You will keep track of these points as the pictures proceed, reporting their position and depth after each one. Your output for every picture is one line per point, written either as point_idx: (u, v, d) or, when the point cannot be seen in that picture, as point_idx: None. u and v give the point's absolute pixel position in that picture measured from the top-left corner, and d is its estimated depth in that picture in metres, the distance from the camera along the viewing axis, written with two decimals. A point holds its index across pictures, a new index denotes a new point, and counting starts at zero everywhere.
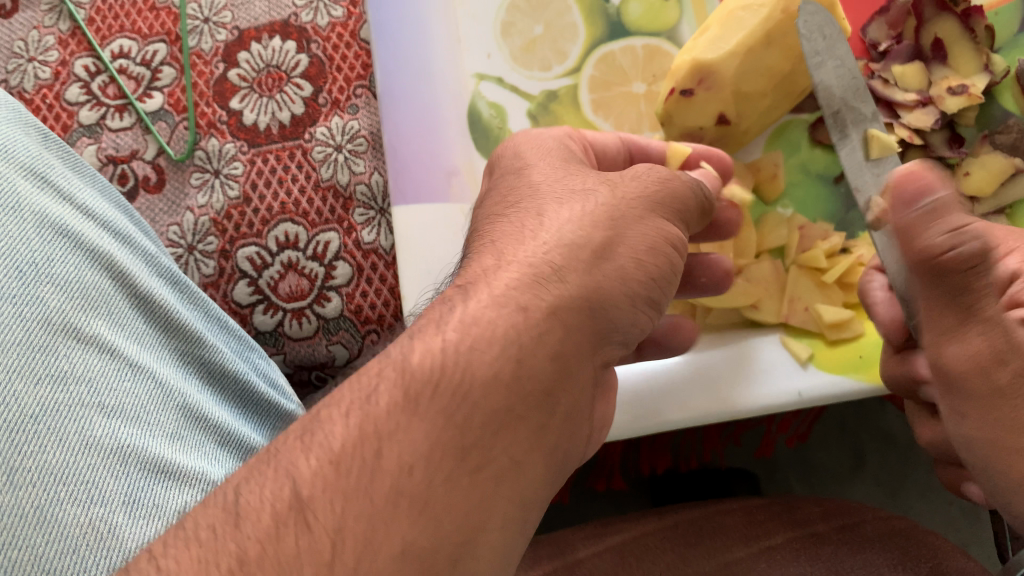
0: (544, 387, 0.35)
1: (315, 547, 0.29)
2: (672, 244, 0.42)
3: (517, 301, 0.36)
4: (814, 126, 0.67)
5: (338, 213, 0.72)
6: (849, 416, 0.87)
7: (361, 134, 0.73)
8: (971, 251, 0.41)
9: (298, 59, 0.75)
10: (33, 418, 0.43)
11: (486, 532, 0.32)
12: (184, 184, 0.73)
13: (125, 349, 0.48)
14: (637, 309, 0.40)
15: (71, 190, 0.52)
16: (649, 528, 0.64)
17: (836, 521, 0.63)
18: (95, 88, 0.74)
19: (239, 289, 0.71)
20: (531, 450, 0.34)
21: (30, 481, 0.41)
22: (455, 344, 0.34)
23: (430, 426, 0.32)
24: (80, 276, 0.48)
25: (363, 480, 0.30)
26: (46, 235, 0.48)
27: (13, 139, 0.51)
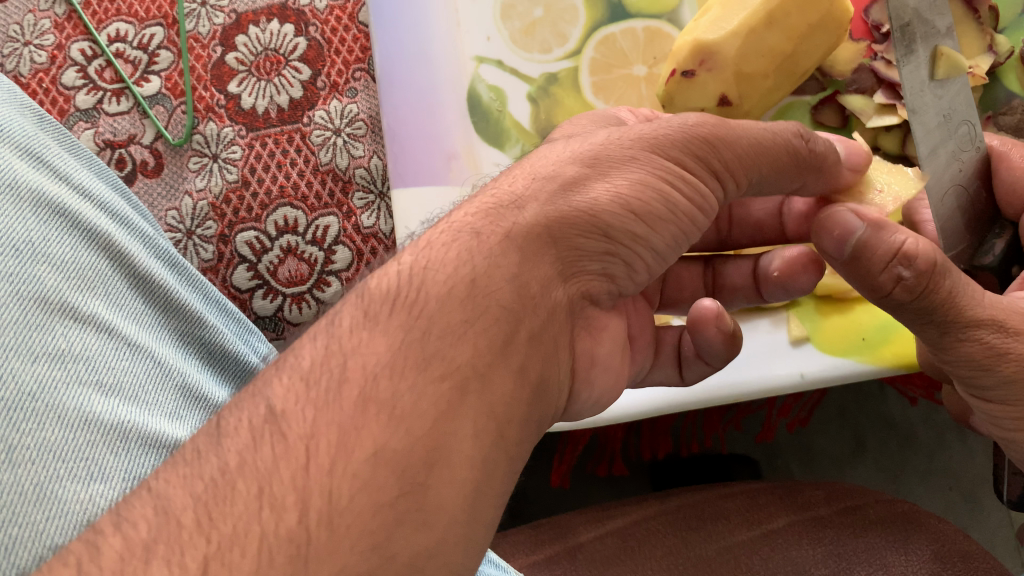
0: (508, 302, 0.34)
1: (290, 453, 0.27)
2: (675, 184, 0.38)
3: (472, 227, 0.35)
4: (816, 108, 0.67)
5: (337, 197, 0.71)
6: (849, 402, 0.86)
7: (361, 117, 0.72)
8: (912, 277, 0.41)
9: (296, 42, 0.74)
10: (30, 395, 0.42)
11: (464, 440, 0.30)
12: (182, 168, 0.72)
13: (123, 328, 0.48)
14: (622, 242, 0.38)
15: (68, 170, 0.51)
16: (650, 511, 0.64)
17: (838, 505, 0.62)
18: (91, 72, 0.73)
19: (238, 274, 0.71)
20: (510, 364, 0.33)
21: (29, 458, 0.41)
22: (408, 269, 0.34)
23: (404, 337, 0.31)
24: (76, 256, 0.48)
25: (340, 391, 0.29)
26: (43, 215, 0.48)
27: (9, 118, 0.50)
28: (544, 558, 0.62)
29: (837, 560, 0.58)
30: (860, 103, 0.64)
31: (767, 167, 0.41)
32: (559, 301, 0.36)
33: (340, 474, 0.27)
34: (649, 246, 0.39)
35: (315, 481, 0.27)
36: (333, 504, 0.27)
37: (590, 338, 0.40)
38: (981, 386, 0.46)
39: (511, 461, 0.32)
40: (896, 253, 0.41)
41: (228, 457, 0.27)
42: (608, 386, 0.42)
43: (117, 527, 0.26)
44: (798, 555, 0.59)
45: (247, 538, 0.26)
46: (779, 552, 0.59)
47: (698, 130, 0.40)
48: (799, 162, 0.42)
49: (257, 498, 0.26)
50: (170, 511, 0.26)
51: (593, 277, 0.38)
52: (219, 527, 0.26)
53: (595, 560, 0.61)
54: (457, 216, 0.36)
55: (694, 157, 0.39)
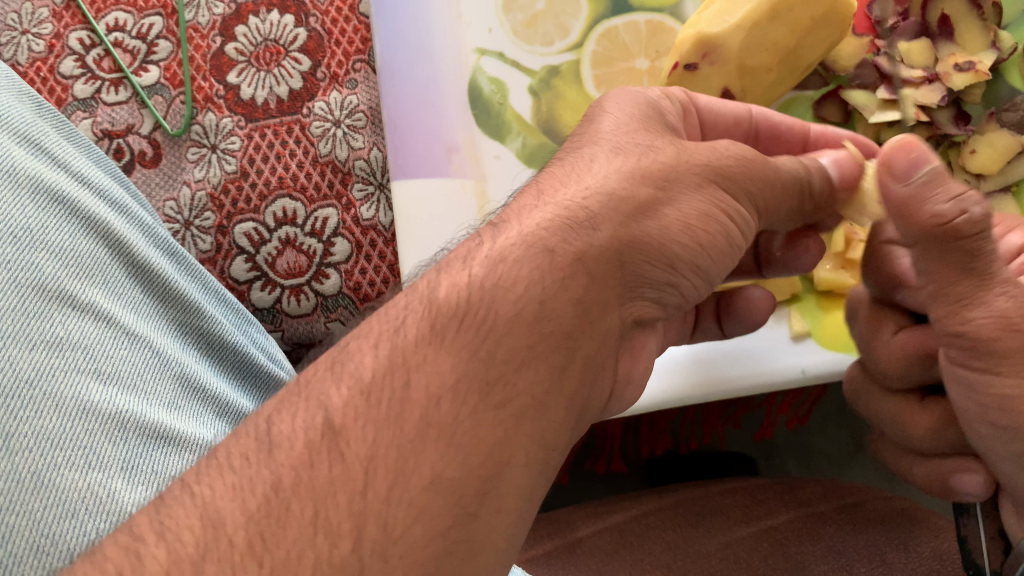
0: (568, 327, 0.33)
1: (348, 474, 0.27)
2: (731, 217, 0.40)
3: (544, 242, 0.35)
4: (819, 103, 0.67)
5: (337, 188, 0.71)
6: (847, 400, 0.85)
7: (360, 108, 0.72)
8: (981, 215, 0.38)
9: (297, 33, 0.73)
10: (28, 382, 0.42)
11: (517, 468, 0.30)
12: (180, 159, 0.72)
13: (121, 317, 0.47)
14: (683, 272, 0.39)
15: (65, 158, 0.51)
16: (649, 507, 0.64)
17: (837, 501, 0.62)
18: (89, 61, 0.72)
19: (236, 266, 0.70)
20: (564, 390, 0.33)
21: (27, 446, 0.40)
22: (479, 282, 0.33)
23: (468, 357, 0.31)
24: (74, 244, 0.47)
25: (402, 413, 0.29)
26: (41, 202, 0.47)
27: (6, 105, 0.50)
28: (543, 553, 0.62)
29: (837, 557, 0.58)
30: (863, 99, 0.65)
31: (785, 208, 0.44)
32: (613, 325, 0.36)
33: (395, 502, 0.27)
34: (704, 277, 0.40)
35: (371, 508, 0.27)
36: (387, 532, 0.27)
37: (630, 356, 0.41)
38: (996, 357, 0.41)
39: (547, 480, 0.32)
40: (968, 188, 0.38)
41: (282, 472, 0.27)
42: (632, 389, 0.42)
43: (160, 538, 0.26)
44: (798, 551, 0.58)
45: (299, 565, 0.25)
46: (780, 549, 0.59)
47: (754, 167, 0.41)
48: (803, 200, 0.45)
49: (311, 523, 0.26)
50: (221, 526, 0.26)
51: (647, 302, 0.39)
52: (271, 552, 0.25)
53: (597, 557, 0.61)
54: (527, 224, 0.36)
55: (744, 195, 0.40)
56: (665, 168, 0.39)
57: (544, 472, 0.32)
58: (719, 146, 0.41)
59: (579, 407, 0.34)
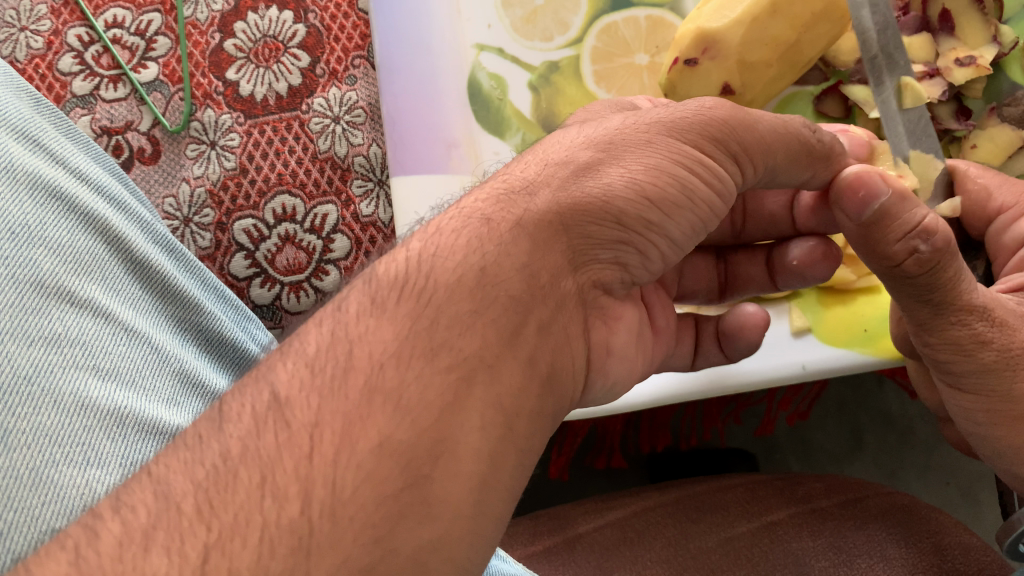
0: (517, 292, 0.34)
1: (293, 442, 0.27)
2: (692, 169, 0.38)
3: (482, 213, 0.35)
4: (819, 99, 0.66)
5: (336, 184, 0.70)
6: (847, 397, 0.86)
7: (360, 105, 0.71)
8: (929, 252, 0.41)
9: (295, 29, 0.72)
10: (27, 379, 0.42)
11: (471, 432, 0.30)
12: (179, 155, 0.72)
13: (120, 313, 0.47)
14: (636, 229, 0.37)
15: (64, 154, 0.51)
16: (650, 503, 0.64)
17: (838, 497, 0.62)
18: (88, 58, 0.72)
19: (235, 262, 0.70)
20: (518, 353, 0.33)
21: (26, 442, 0.40)
22: (417, 256, 0.33)
23: (411, 326, 0.31)
24: (72, 240, 0.47)
25: (345, 378, 0.29)
26: (39, 198, 0.47)
27: (5, 102, 0.50)
28: (544, 549, 0.62)
29: (838, 552, 0.58)
30: (864, 94, 0.63)
31: (783, 154, 0.41)
32: (569, 290, 0.36)
33: (344, 464, 0.27)
34: (665, 234, 0.38)
35: (318, 471, 0.27)
36: (337, 494, 0.26)
37: (607, 327, 0.40)
38: (954, 375, 0.47)
39: (519, 453, 0.32)
40: (918, 227, 0.40)
41: (230, 442, 0.27)
42: (620, 374, 0.41)
43: (115, 513, 0.26)
44: (797, 548, 0.59)
45: (248, 527, 0.25)
46: (780, 546, 0.59)
47: (714, 116, 0.39)
48: (810, 152, 0.43)
49: (259, 487, 0.26)
50: (170, 497, 0.26)
51: (605, 266, 0.38)
52: (219, 515, 0.25)
53: (595, 551, 0.61)
54: (465, 203, 0.36)
55: (712, 143, 0.39)
56: (607, 133, 0.38)
57: (511, 443, 0.32)
58: (676, 107, 0.40)
59: (542, 371, 0.34)
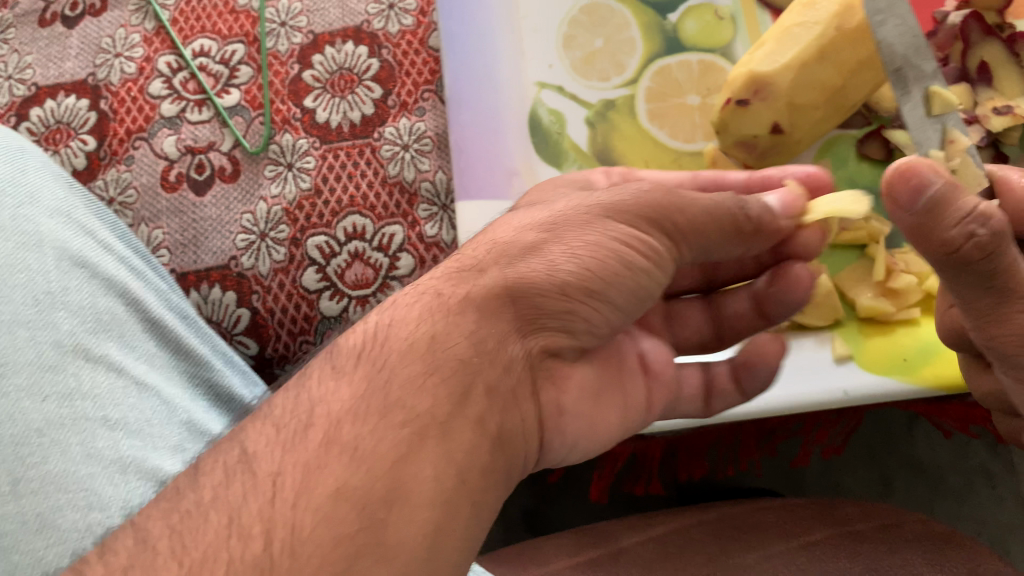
0: (464, 355, 0.40)
1: (257, 488, 0.34)
2: (630, 245, 0.42)
3: (435, 288, 0.42)
4: (862, 141, 0.70)
5: (403, 207, 0.74)
6: (876, 442, 0.90)
7: (428, 134, 0.76)
8: (988, 236, 0.40)
9: (369, 63, 0.77)
10: (38, 431, 0.53)
11: (425, 482, 0.36)
12: (258, 175, 0.76)
13: (131, 370, 0.59)
14: (579, 299, 0.41)
15: (93, 227, 0.64)
16: (692, 521, 0.66)
17: (874, 522, 0.64)
18: (176, 83, 0.78)
19: (307, 276, 0.73)
20: (468, 414, 0.39)
21: (34, 490, 0.52)
22: (377, 325, 0.41)
23: (365, 386, 0.38)
24: (93, 301, 0.59)
25: (305, 433, 0.36)
26: (66, 267, 0.59)
27: (43, 186, 0.63)
28: (587, 560, 0.64)
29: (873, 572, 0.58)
30: (905, 138, 0.67)
31: (716, 232, 0.44)
32: (515, 356, 0.41)
33: (302, 507, 0.34)
34: (604, 300, 0.42)
35: (279, 514, 0.33)
36: (296, 534, 0.33)
37: (554, 388, 0.44)
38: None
39: (474, 504, 0.38)
40: (974, 212, 0.40)
41: (202, 492, 0.35)
42: (588, 433, 0.46)
43: (102, 556, 0.34)
44: (834, 565, 0.59)
45: (217, 562, 0.32)
46: (816, 564, 0.60)
47: (651, 197, 0.43)
48: (739, 231, 0.45)
49: (227, 527, 0.33)
50: (148, 540, 0.34)
51: (554, 332, 0.42)
52: (190, 552, 0.33)
53: (637, 563, 0.62)
54: (424, 280, 0.44)
55: (647, 223, 0.43)
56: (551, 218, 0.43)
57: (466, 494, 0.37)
58: (621, 188, 0.44)
59: (493, 431, 0.39)
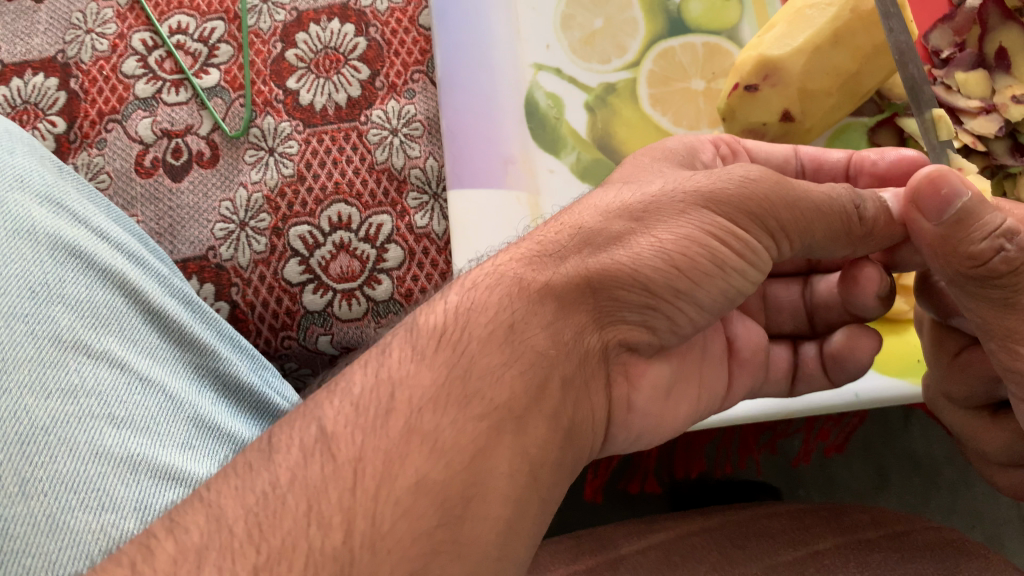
0: (542, 347, 0.37)
1: (338, 474, 0.30)
2: (724, 240, 0.40)
3: (515, 274, 0.38)
4: (873, 130, 0.67)
5: (392, 195, 0.70)
6: (874, 435, 0.86)
7: (418, 118, 0.72)
8: (1017, 250, 0.39)
9: (356, 42, 0.74)
10: (43, 429, 0.44)
11: (499, 478, 0.33)
12: (238, 160, 0.72)
13: (136, 363, 0.48)
14: (664, 297, 0.39)
15: (87, 215, 0.54)
16: (694, 528, 0.64)
17: (886, 530, 0.62)
18: (152, 62, 0.74)
19: (290, 268, 0.69)
20: (543, 409, 0.36)
21: (42, 490, 0.42)
22: (455, 307, 0.37)
23: (447, 372, 0.34)
24: (90, 295, 0.50)
25: (387, 418, 0.32)
26: (59, 257, 0.50)
27: (29, 170, 0.53)
28: (585, 569, 0.61)
29: None
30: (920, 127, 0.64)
31: (822, 232, 0.42)
32: (592, 347, 0.39)
33: (383, 499, 0.30)
34: (694, 301, 0.40)
35: (360, 504, 0.30)
36: (376, 526, 0.30)
37: (626, 384, 0.42)
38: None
39: (541, 502, 0.35)
40: (1002, 225, 0.40)
41: (279, 472, 0.30)
42: (646, 427, 0.44)
43: (170, 533, 0.29)
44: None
45: (294, 553, 0.28)
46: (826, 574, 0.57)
47: (756, 189, 0.41)
48: (850, 232, 0.43)
49: (305, 515, 0.29)
50: (221, 520, 0.29)
51: (632, 327, 0.40)
52: (268, 539, 0.29)
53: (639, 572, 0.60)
54: (501, 259, 0.39)
55: (749, 218, 0.41)
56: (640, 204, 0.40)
57: (535, 491, 0.35)
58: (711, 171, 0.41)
59: (565, 424, 0.37)
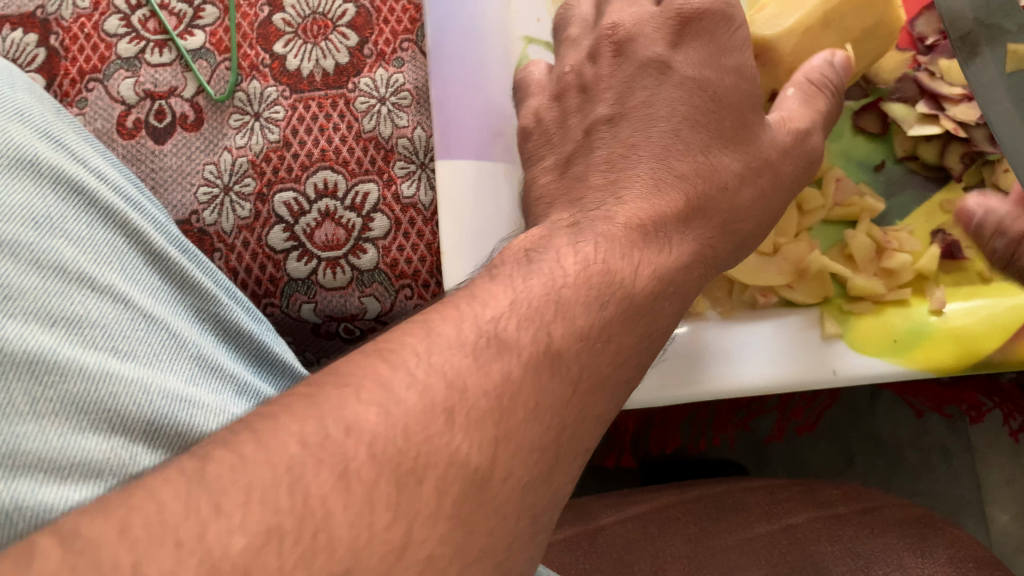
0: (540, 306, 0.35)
1: None
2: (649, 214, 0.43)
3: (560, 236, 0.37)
4: (858, 114, 0.68)
5: (379, 164, 0.70)
6: (842, 417, 0.89)
7: (406, 87, 0.71)
8: None
9: (345, 8, 0.73)
10: (51, 353, 0.41)
11: None
12: (222, 125, 0.71)
13: (140, 300, 0.47)
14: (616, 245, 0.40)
15: (84, 155, 0.52)
16: (672, 500, 0.65)
17: (857, 505, 0.63)
18: (135, 22, 0.73)
19: (273, 234, 0.69)
20: None
21: (53, 410, 0.40)
22: None
23: None
24: (92, 234, 0.47)
25: None
26: (61, 193, 0.47)
27: (28, 105, 0.50)
28: (565, 539, 0.63)
29: (856, 558, 0.58)
30: (903, 112, 0.66)
31: None
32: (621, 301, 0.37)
33: None
34: None
35: None
36: None
37: None
38: None
39: None
40: None
41: None
42: None
43: None
44: (817, 550, 0.59)
45: None
46: (799, 548, 0.59)
47: None
48: None
49: None
50: None
51: None
52: None
53: (618, 542, 0.61)
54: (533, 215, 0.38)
55: None
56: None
57: None
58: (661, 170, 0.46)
59: None
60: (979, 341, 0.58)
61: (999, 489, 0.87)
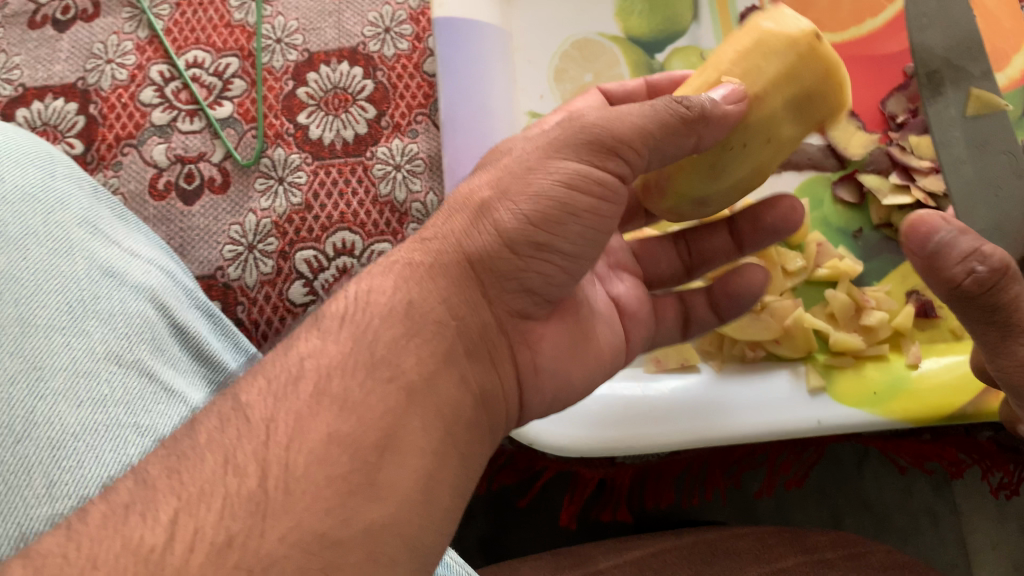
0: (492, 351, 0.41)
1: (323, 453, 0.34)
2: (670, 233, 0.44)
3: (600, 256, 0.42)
4: (836, 184, 0.73)
5: (393, 226, 0.75)
6: (829, 479, 0.92)
7: (420, 156, 0.77)
8: (983, 274, 0.45)
9: (364, 84, 0.79)
10: (74, 436, 0.48)
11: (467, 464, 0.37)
12: (248, 188, 0.77)
13: (161, 375, 0.53)
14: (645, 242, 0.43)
15: (118, 236, 0.59)
16: (667, 546, 0.68)
17: (843, 551, 0.66)
18: (168, 93, 0.79)
19: (295, 289, 0.74)
20: None
21: (69, 493, 0.46)
22: None
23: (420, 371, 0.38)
24: (124, 308, 0.54)
25: None
26: (95, 276, 0.55)
27: (69, 194, 0.58)
28: None
29: None
30: (876, 182, 0.71)
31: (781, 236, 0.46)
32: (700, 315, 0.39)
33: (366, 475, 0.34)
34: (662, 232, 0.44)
35: None
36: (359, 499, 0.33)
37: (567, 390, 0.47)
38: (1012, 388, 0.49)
39: None
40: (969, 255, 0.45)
41: None
42: None
43: None
44: None
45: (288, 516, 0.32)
46: None
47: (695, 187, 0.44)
48: None
49: None
50: None
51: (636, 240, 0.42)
52: None
53: None
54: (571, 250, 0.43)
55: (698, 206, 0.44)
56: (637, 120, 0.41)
57: None
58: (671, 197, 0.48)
59: None
60: (953, 394, 0.62)
61: (987, 554, 0.89)
